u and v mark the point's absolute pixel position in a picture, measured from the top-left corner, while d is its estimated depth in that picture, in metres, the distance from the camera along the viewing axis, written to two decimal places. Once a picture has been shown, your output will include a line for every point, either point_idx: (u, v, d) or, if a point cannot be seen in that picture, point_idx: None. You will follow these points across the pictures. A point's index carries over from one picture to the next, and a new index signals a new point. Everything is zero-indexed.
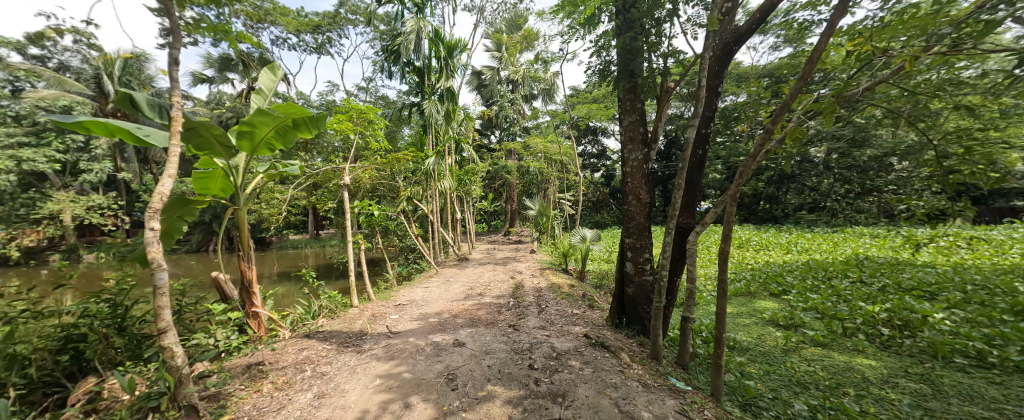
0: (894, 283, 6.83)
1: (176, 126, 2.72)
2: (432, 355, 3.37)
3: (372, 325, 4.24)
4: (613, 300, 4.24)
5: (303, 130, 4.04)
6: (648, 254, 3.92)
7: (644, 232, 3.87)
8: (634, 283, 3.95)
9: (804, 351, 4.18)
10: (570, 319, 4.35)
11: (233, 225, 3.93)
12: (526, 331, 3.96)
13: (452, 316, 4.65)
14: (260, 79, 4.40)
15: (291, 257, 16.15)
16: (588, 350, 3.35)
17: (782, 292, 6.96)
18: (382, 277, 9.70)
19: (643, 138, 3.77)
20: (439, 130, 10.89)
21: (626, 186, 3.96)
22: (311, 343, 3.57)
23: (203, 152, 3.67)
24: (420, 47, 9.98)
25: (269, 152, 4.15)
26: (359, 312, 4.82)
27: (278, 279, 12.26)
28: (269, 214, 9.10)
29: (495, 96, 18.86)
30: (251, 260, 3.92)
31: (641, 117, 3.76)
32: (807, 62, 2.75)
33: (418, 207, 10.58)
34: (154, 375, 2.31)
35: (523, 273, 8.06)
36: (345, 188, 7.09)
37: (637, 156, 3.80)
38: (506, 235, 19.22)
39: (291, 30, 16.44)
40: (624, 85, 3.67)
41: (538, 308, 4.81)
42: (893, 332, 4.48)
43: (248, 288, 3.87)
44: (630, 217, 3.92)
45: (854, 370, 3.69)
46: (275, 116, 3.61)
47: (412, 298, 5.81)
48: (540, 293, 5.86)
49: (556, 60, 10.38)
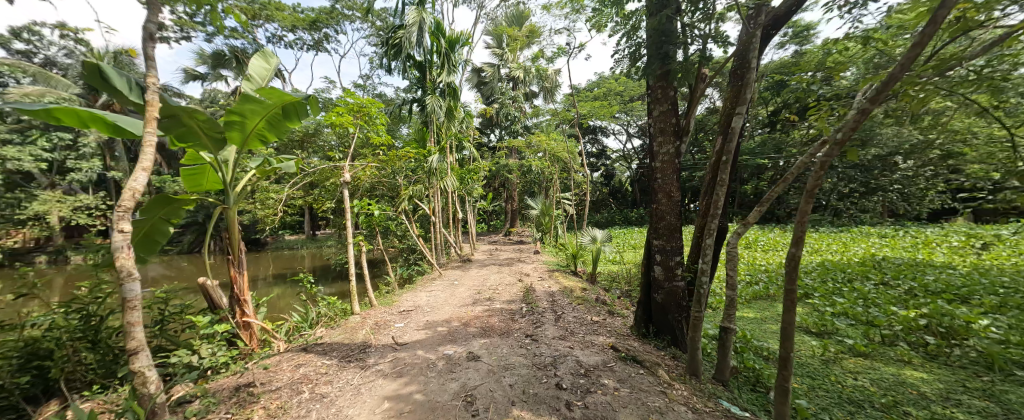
0: (920, 286, 6.54)
1: (151, 111, 2.34)
2: (445, 372, 3.01)
3: (375, 335, 3.87)
4: (639, 307, 3.89)
5: (296, 119, 3.66)
6: (680, 258, 3.59)
7: (674, 234, 3.54)
8: (663, 289, 3.61)
9: (847, 363, 3.85)
10: (592, 328, 4.00)
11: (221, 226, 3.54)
12: (546, 342, 3.60)
13: (462, 324, 4.29)
14: (252, 67, 4.06)
15: (286, 258, 15.70)
16: (619, 365, 3.01)
17: (805, 295, 6.63)
18: (382, 280, 9.30)
19: (675, 129, 3.42)
20: (440, 127, 10.47)
21: (654, 183, 3.61)
22: (308, 358, 3.19)
23: (185, 143, 3.27)
24: (420, 40, 9.61)
25: (260, 145, 3.76)
26: (361, 320, 4.45)
27: (273, 281, 11.81)
28: (264, 215, 8.65)
29: (495, 94, 18.48)
30: (243, 265, 3.56)
31: (674, 106, 3.40)
32: (927, 21, 2.21)
33: (419, 207, 10.19)
34: (120, 407, 1.95)
35: (531, 276, 7.73)
36: (344, 185, 6.67)
37: (669, 150, 3.44)
38: (507, 235, 18.86)
39: (287, 26, 15.97)
40: (655, 71, 3.32)
41: (554, 315, 4.46)
42: (939, 340, 4.16)
43: (239, 296, 3.51)
44: (659, 217, 3.58)
45: (908, 385, 3.38)
46: (264, 102, 3.23)
47: (416, 303, 5.42)
48: (553, 297, 5.50)
49: (562, 54, 10.03)
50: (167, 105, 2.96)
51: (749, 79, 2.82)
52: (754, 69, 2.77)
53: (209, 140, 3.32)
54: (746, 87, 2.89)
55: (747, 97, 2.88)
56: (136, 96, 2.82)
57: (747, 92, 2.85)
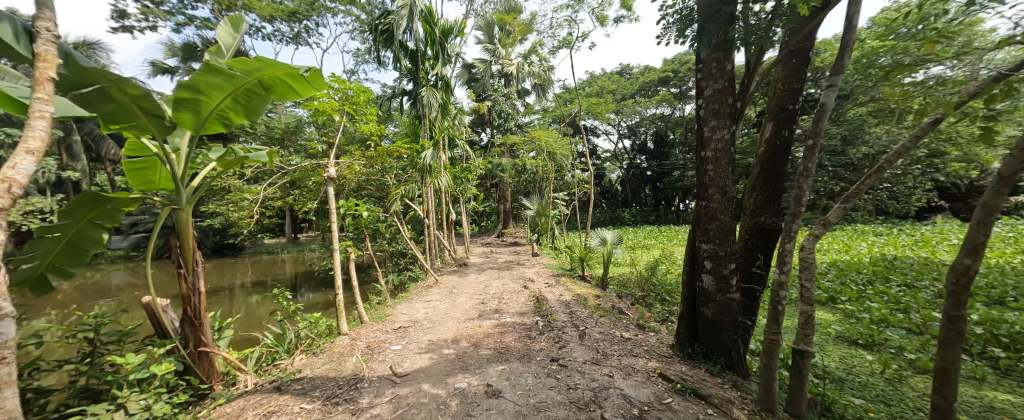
0: (947, 287, 6.20)
1: (44, 69, 1.65)
2: (461, 416, 2.37)
3: (370, 363, 3.20)
4: (682, 323, 3.33)
5: (277, 97, 2.97)
6: (734, 265, 3.03)
7: (728, 237, 2.98)
8: (714, 302, 3.04)
9: (916, 384, 3.36)
10: (626, 348, 3.41)
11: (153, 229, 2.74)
12: (577, 369, 3.00)
13: (473, 345, 3.65)
14: (219, 34, 3.33)
15: (265, 264, 14.69)
16: (676, 402, 2.44)
17: (830, 300, 6.22)
18: (371, 289, 8.54)
19: (732, 110, 2.85)
20: (433, 122, 9.70)
21: (704, 176, 3.03)
22: (284, 404, 2.50)
23: (120, 124, 2.53)
24: (412, 26, 8.90)
25: (225, 128, 3.02)
26: (350, 342, 3.75)
27: (250, 289, 10.88)
28: (238, 218, 7.78)
29: (488, 90, 17.82)
30: (200, 281, 2.83)
31: (731, 83, 2.84)
32: None
33: (410, 207, 9.47)
34: None
35: (536, 281, 7.14)
36: (328, 181, 5.86)
37: (723, 135, 2.86)
38: (500, 237, 18.26)
39: (265, 17, 14.97)
40: (709, 40, 2.77)
41: (577, 332, 3.86)
42: (1007, 351, 3.71)
43: (195, 319, 2.79)
44: (711, 216, 3.01)
45: (998, 410, 2.91)
46: (229, 73, 2.54)
47: (413, 318, 4.73)
48: (569, 308, 4.89)
49: (563, 47, 9.47)
50: (90, 71, 2.23)
51: (846, 39, 2.15)
52: (856, 24, 2.10)
53: (150, 122, 2.57)
54: (841, 54, 2.19)
55: (845, 64, 2.16)
56: (28, 49, 2.08)
57: (848, 49, 2.13)
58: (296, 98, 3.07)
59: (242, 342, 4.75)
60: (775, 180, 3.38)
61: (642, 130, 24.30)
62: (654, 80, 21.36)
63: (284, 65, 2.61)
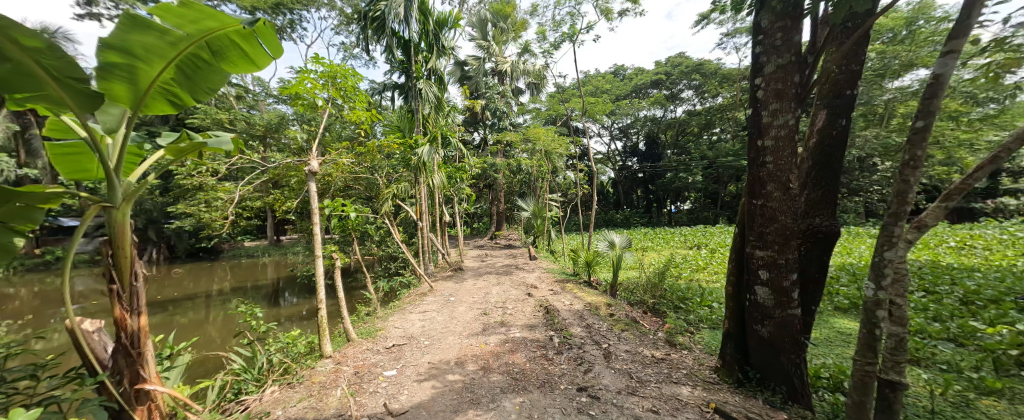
0: (970, 292, 5.92)
1: None
2: None
3: (359, 398, 2.64)
4: (730, 344, 2.85)
5: (232, 66, 2.41)
6: (795, 276, 2.56)
7: (790, 241, 2.51)
8: (772, 319, 2.58)
9: (990, 410, 2.94)
10: (663, 373, 2.92)
11: (75, 232, 2.10)
12: (612, 402, 2.49)
13: (482, 369, 3.11)
14: None
15: (245, 268, 13.82)
16: None
17: (853, 306, 5.88)
18: (359, 296, 7.89)
19: (799, 91, 2.40)
20: (427, 118, 9.14)
21: (761, 171, 2.56)
22: None
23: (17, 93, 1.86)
24: (406, 14, 8.34)
25: (171, 106, 2.41)
26: (335, 368, 3.17)
27: (227, 296, 10.07)
28: (211, 219, 7.06)
29: (481, 89, 17.30)
30: (140, 301, 2.23)
31: (798, 57, 2.39)
32: None
33: (402, 208, 8.85)
34: None
35: (540, 288, 6.64)
36: (310, 175, 5.03)
37: (788, 120, 2.40)
38: (494, 239, 17.73)
39: (248, 8, 14.17)
40: (777, 3, 2.32)
41: (601, 351, 3.36)
42: None
43: (133, 349, 2.20)
44: (769, 217, 2.53)
45: None
46: (161, 28, 1.99)
47: (409, 333, 4.17)
48: (585, 320, 4.36)
49: (565, 40, 9.06)
50: None
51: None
52: None
53: (58, 86, 1.87)
54: (963, 13, 1.76)
55: (970, 25, 1.73)
56: None
57: (977, 5, 1.70)
58: (256, 69, 2.53)
59: (205, 368, 4.10)
60: (825, 175, 2.95)
61: (634, 132, 24.10)
62: (647, 82, 21.23)
63: (233, 17, 2.07)
